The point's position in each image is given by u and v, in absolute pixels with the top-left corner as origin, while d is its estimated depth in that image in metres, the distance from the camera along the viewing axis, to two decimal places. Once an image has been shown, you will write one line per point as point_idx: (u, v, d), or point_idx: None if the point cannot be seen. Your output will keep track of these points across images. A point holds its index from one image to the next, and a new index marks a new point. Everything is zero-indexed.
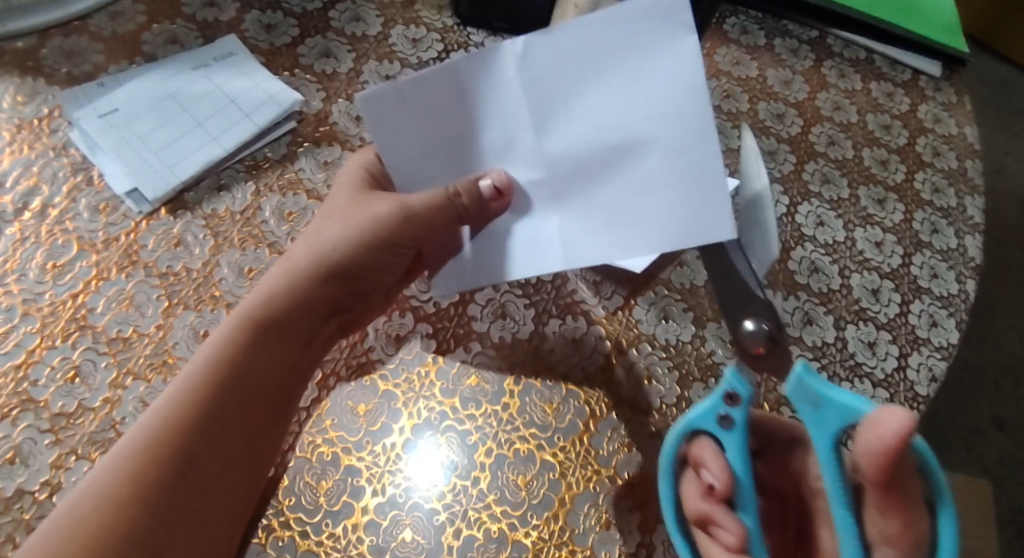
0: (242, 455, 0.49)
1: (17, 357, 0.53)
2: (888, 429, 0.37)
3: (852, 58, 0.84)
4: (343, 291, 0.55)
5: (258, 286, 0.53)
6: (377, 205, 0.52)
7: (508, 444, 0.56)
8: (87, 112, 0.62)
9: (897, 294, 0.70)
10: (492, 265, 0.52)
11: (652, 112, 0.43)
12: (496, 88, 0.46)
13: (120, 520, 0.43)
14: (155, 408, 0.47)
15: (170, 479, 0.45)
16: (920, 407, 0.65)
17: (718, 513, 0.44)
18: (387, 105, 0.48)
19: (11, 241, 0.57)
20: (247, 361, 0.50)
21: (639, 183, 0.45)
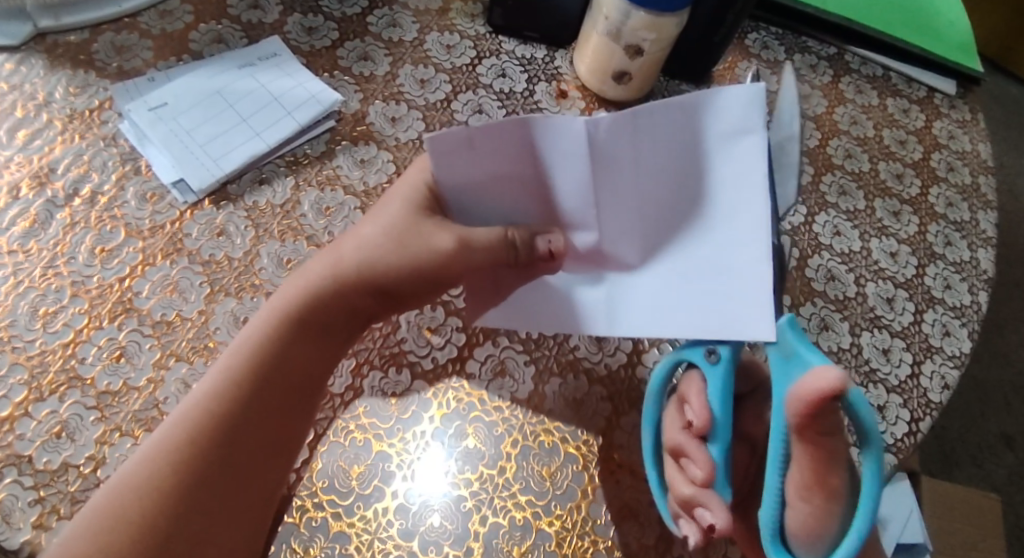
0: (277, 448, 0.49)
1: (66, 336, 0.55)
2: (814, 383, 0.40)
3: (869, 75, 0.86)
4: (385, 305, 0.54)
5: (301, 280, 0.52)
6: (432, 233, 0.50)
7: (533, 436, 0.57)
8: (138, 105, 0.65)
9: (911, 303, 0.72)
10: (529, 305, 0.56)
11: (713, 196, 0.51)
12: (573, 149, 0.49)
13: (160, 510, 0.44)
14: (195, 402, 0.47)
15: (210, 472, 0.46)
16: (932, 413, 0.66)
17: (690, 446, 0.48)
18: (455, 149, 0.48)
19: (62, 225, 0.60)
20: (283, 361, 0.50)
21: (685, 271, 0.52)
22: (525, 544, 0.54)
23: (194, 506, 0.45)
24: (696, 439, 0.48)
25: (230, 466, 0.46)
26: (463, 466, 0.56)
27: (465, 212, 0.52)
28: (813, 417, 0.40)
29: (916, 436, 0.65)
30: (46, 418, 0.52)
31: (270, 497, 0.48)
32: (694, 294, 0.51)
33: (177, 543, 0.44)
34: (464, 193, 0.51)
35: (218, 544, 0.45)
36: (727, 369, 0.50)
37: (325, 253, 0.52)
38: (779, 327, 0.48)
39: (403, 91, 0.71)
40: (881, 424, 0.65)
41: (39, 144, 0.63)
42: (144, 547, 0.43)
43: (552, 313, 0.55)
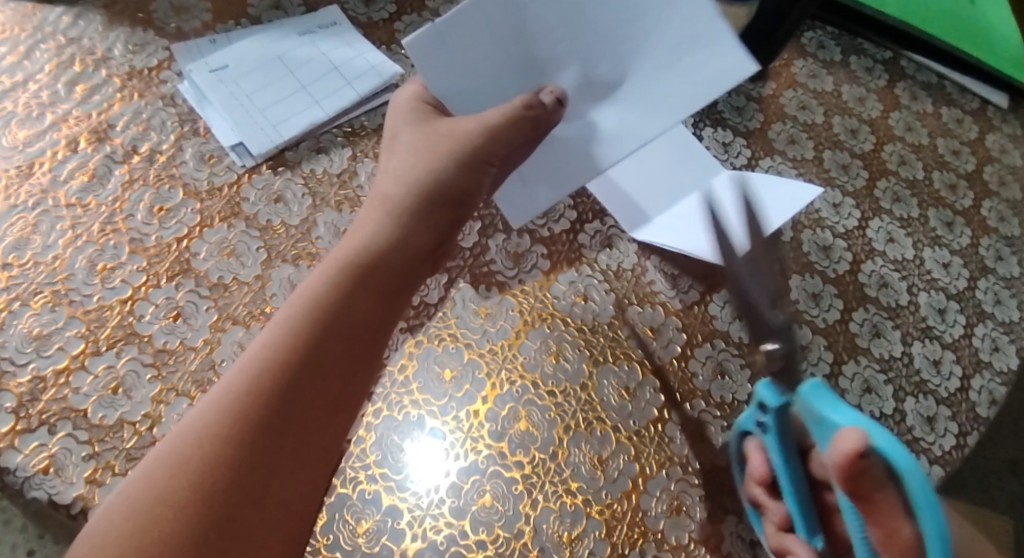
0: (338, 392, 0.46)
1: (124, 293, 0.55)
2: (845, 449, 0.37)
3: (924, 82, 0.84)
4: (445, 214, 0.54)
5: (359, 231, 0.52)
6: (454, 126, 0.53)
7: (585, 422, 0.57)
8: (199, 66, 0.64)
9: (962, 315, 0.71)
10: (535, 184, 0.58)
11: (659, 13, 0.54)
12: (518, 5, 0.53)
13: (221, 458, 0.42)
14: (254, 348, 0.46)
15: (271, 417, 0.43)
16: (980, 427, 0.66)
17: (765, 498, 0.50)
18: (433, 45, 0.52)
19: (121, 182, 0.59)
20: (342, 304, 0.48)
21: (666, 64, 0.55)
22: (575, 530, 0.53)
23: (253, 451, 0.43)
24: (769, 492, 0.51)
25: (290, 418, 0.44)
26: (516, 448, 0.55)
27: (456, 98, 0.55)
28: (854, 483, 0.37)
29: (964, 450, 0.64)
30: (103, 374, 0.52)
31: (331, 453, 0.46)
32: (667, 92, 0.55)
33: (236, 494, 0.41)
34: (453, 90, 0.54)
35: (277, 496, 0.43)
36: (778, 437, 0.48)
37: (369, 201, 0.55)
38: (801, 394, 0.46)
39: None
40: (928, 435, 0.65)
41: (98, 100, 0.63)
42: (205, 495, 0.41)
43: (572, 169, 0.57)
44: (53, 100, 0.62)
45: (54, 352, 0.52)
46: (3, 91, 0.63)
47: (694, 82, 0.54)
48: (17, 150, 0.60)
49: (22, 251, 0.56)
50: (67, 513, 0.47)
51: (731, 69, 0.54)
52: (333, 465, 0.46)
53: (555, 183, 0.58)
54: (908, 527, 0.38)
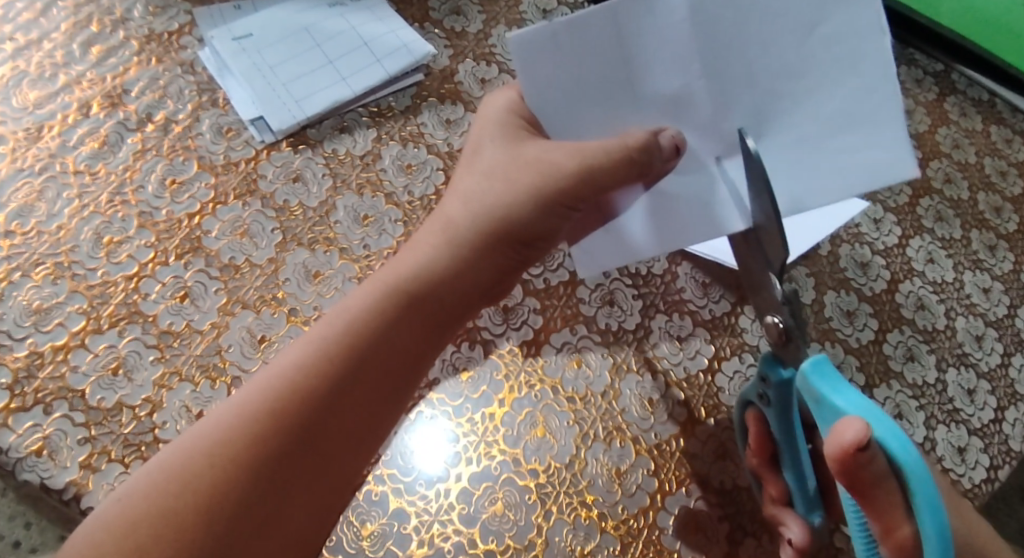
0: (363, 426, 0.43)
1: (130, 269, 0.52)
2: (840, 440, 0.33)
3: (975, 98, 0.80)
4: (511, 255, 0.48)
5: (412, 254, 0.47)
6: (545, 154, 0.44)
7: (605, 433, 0.54)
8: (222, 33, 0.62)
9: (1000, 344, 0.67)
10: (624, 240, 0.49)
11: (824, 76, 0.43)
12: (654, 25, 0.42)
13: (232, 482, 0.38)
14: (281, 369, 0.42)
15: (291, 449, 0.40)
16: (1012, 462, 0.62)
17: (764, 473, 0.49)
18: (540, 46, 0.42)
19: (133, 150, 0.57)
20: (382, 335, 0.44)
21: (811, 142, 0.44)
22: (588, 545, 0.50)
23: (268, 482, 0.39)
24: (767, 466, 0.49)
25: (310, 449, 0.41)
26: (531, 455, 0.53)
27: (552, 119, 0.44)
28: (852, 477, 0.33)
29: (994, 484, 0.61)
30: (104, 353, 0.49)
31: (344, 490, 0.42)
32: (806, 172, 0.44)
33: (243, 525, 0.38)
34: (548, 100, 0.44)
35: (286, 528, 0.40)
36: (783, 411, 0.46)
37: (432, 217, 0.49)
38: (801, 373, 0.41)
39: (495, 51, 0.65)
40: (958, 466, 0.61)
41: (114, 63, 0.60)
42: (210, 523, 0.37)
43: (666, 229, 0.47)
44: (67, 60, 0.59)
45: (54, 327, 0.49)
46: (15, 48, 0.59)
47: (850, 170, 0.43)
48: (27, 111, 0.57)
49: (26, 219, 0.53)
50: (58, 498, 0.45)
51: (890, 164, 0.42)
52: (344, 499, 0.43)
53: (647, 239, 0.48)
54: (908, 527, 0.34)
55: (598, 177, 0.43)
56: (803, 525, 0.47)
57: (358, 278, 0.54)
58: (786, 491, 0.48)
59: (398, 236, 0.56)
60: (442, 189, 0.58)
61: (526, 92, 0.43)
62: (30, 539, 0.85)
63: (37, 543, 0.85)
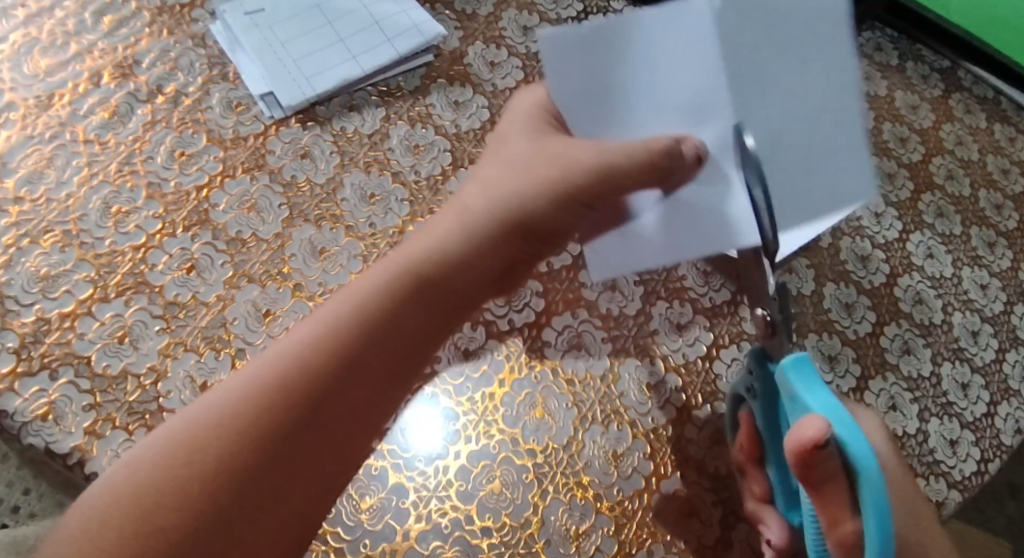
0: (370, 409, 0.43)
1: (138, 239, 0.53)
2: (803, 436, 0.35)
3: (980, 95, 0.80)
4: (524, 250, 0.47)
5: (427, 235, 0.46)
6: (569, 149, 0.43)
7: (603, 416, 0.55)
8: (234, 7, 0.62)
9: (995, 340, 0.68)
10: (635, 243, 0.46)
11: (844, 82, 0.41)
12: (694, 33, 0.41)
13: (237, 456, 0.39)
14: (290, 346, 0.42)
15: (296, 427, 0.40)
16: (1002, 456, 0.63)
17: (748, 469, 0.49)
18: (569, 47, 0.42)
19: (142, 121, 0.57)
20: (391, 321, 0.43)
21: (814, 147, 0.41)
22: (583, 525, 0.51)
23: (272, 458, 0.40)
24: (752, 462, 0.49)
25: (315, 428, 0.41)
26: (529, 435, 0.53)
27: (578, 120, 0.44)
28: (807, 469, 0.36)
29: (984, 477, 0.62)
30: (110, 322, 0.50)
31: (346, 469, 0.42)
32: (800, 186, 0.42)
33: (245, 500, 0.38)
34: (575, 102, 0.43)
35: (288, 504, 0.40)
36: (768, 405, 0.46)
37: (450, 204, 0.48)
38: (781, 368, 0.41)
39: (504, 35, 0.66)
40: (949, 459, 0.62)
41: (125, 34, 0.60)
42: (213, 496, 0.38)
43: (677, 239, 0.44)
44: (79, 29, 0.59)
45: (61, 295, 0.50)
46: (27, 15, 0.59)
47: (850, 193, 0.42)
48: (38, 79, 0.57)
49: (35, 186, 0.53)
50: (62, 463, 0.45)
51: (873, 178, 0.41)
52: (346, 478, 0.43)
53: (659, 247, 0.44)
54: (852, 523, 0.36)
55: (618, 179, 0.42)
56: (783, 524, 0.47)
57: (363, 256, 0.55)
58: (768, 488, 0.48)
59: (404, 215, 0.57)
60: (449, 171, 0.59)
61: (552, 92, 0.43)
62: (28, 505, 0.86)
63: (35, 509, 0.85)
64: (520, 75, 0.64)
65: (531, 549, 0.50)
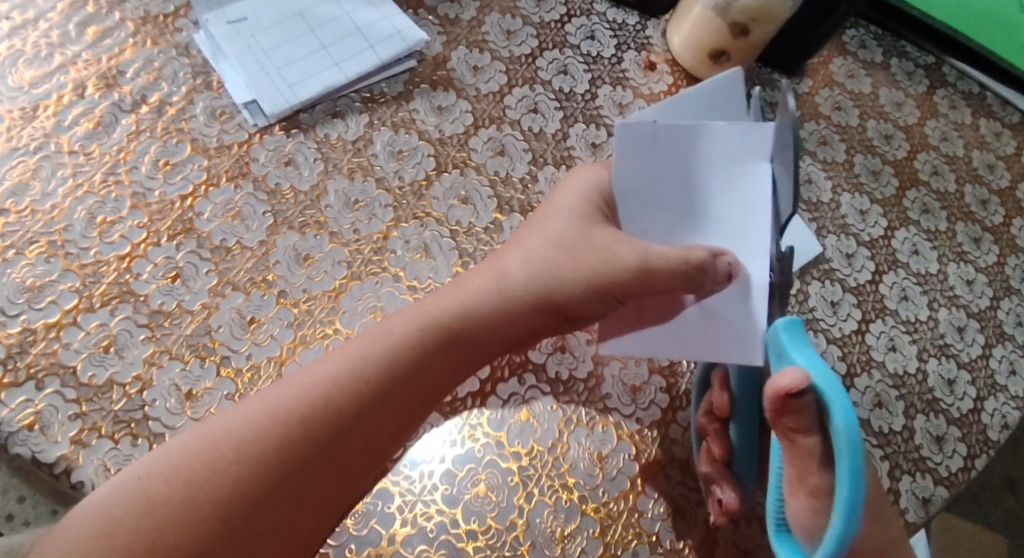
0: (386, 447, 0.45)
1: (123, 249, 0.53)
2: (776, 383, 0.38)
3: (965, 91, 0.80)
4: (551, 325, 0.49)
5: (461, 284, 0.48)
6: (613, 244, 0.46)
7: (588, 418, 0.55)
8: (216, 16, 0.62)
9: (981, 335, 0.68)
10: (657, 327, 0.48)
11: None
12: (749, 154, 0.49)
13: (253, 481, 0.40)
14: (317, 380, 0.44)
15: (314, 458, 0.42)
16: (988, 451, 0.64)
17: (710, 427, 0.51)
18: (642, 141, 0.48)
19: (127, 131, 0.57)
20: (415, 365, 0.45)
21: None
22: (568, 526, 0.52)
23: (286, 486, 0.41)
24: (717, 422, 0.51)
25: (331, 462, 0.42)
26: (514, 438, 0.54)
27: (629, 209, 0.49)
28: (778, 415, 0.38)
29: (970, 473, 0.62)
30: (95, 331, 0.50)
31: (354, 500, 0.44)
32: None
33: (250, 527, 0.40)
34: (631, 190, 0.49)
35: (290, 535, 0.41)
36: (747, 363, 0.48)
37: (490, 260, 0.50)
38: (773, 328, 0.42)
39: (488, 40, 0.66)
40: (936, 455, 0.62)
41: (109, 44, 0.60)
42: (226, 518, 0.39)
43: (706, 346, 0.47)
44: (63, 40, 0.60)
45: (46, 305, 0.50)
46: (11, 27, 0.60)
47: None
48: (22, 91, 0.58)
49: (20, 198, 0.54)
50: (49, 472, 0.46)
51: None
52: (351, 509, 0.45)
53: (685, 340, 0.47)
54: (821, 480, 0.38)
55: (657, 281, 0.45)
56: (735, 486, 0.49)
57: (347, 262, 0.55)
58: (727, 450, 0.49)
59: (388, 221, 0.57)
60: (432, 176, 0.59)
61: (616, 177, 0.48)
62: (22, 514, 0.86)
63: (30, 517, 0.86)
64: (503, 79, 0.64)
65: (516, 552, 0.51)
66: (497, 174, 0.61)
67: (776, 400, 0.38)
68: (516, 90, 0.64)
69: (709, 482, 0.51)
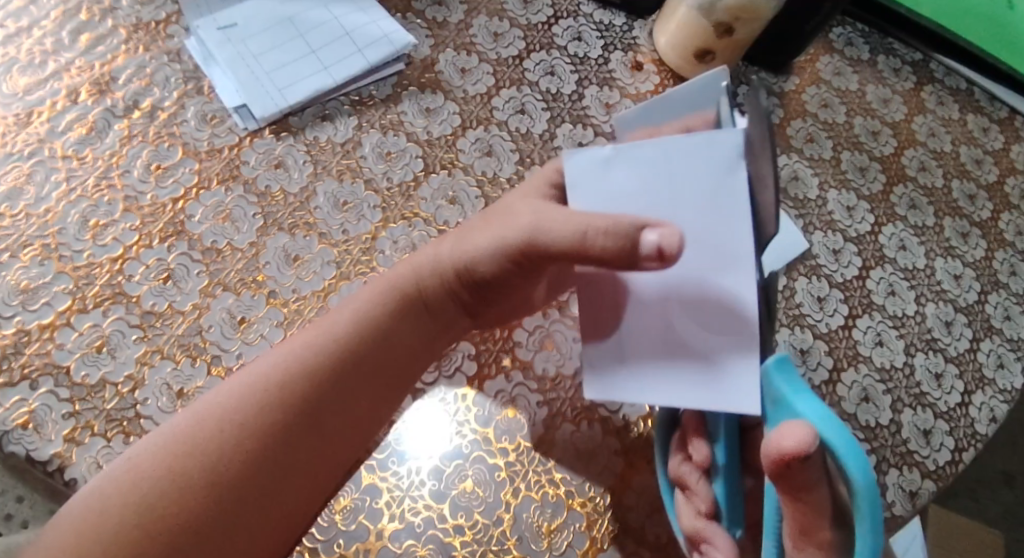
0: (361, 415, 0.47)
1: (115, 251, 0.54)
2: (779, 445, 0.34)
3: (952, 87, 0.81)
4: (480, 293, 0.48)
5: (416, 259, 0.51)
6: (511, 217, 0.44)
7: (574, 414, 0.56)
8: (207, 23, 0.63)
9: (969, 329, 0.69)
10: (636, 372, 0.40)
11: None
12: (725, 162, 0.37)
13: (238, 449, 0.43)
14: (291, 353, 0.47)
15: (292, 426, 0.44)
16: (976, 445, 0.64)
17: (691, 477, 0.43)
18: (597, 172, 0.40)
19: (119, 136, 0.58)
20: (382, 334, 0.48)
21: None
22: (555, 521, 0.52)
23: (268, 453, 0.44)
24: (698, 472, 0.43)
25: (309, 428, 0.45)
26: (501, 434, 0.54)
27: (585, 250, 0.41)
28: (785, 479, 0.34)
29: (958, 466, 0.63)
30: (88, 332, 0.51)
31: (339, 467, 0.47)
32: None
33: (243, 492, 0.42)
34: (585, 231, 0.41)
35: (279, 500, 0.44)
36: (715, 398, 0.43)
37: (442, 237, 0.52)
38: (761, 369, 0.38)
39: (475, 42, 0.67)
40: (923, 448, 0.63)
41: (102, 51, 0.61)
42: (210, 486, 0.42)
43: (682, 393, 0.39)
44: (57, 48, 0.61)
45: (40, 306, 0.51)
46: (6, 35, 0.61)
47: None
48: (17, 97, 0.59)
49: (15, 202, 0.55)
50: (43, 470, 0.47)
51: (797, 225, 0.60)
52: (338, 477, 0.47)
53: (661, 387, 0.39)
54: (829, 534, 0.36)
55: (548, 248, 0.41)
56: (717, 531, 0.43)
57: (336, 262, 0.56)
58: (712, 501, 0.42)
59: (376, 222, 0.58)
60: (420, 177, 0.60)
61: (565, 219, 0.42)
62: (21, 514, 0.88)
63: (29, 517, 0.87)
64: (490, 81, 0.65)
65: (503, 546, 0.51)
66: (484, 175, 0.61)
67: (780, 464, 0.34)
68: (504, 91, 0.65)
69: (695, 541, 0.42)
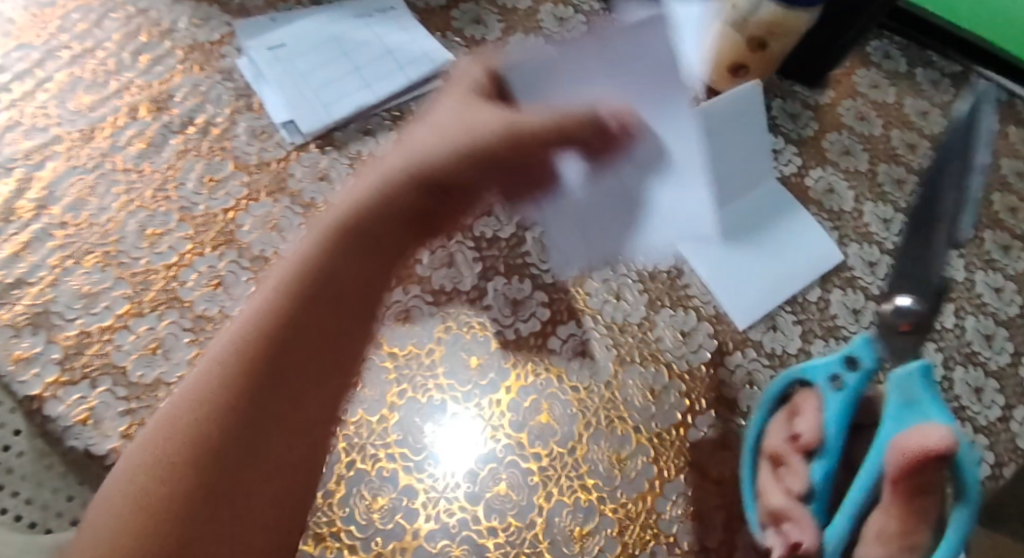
0: (332, 354, 0.41)
1: (170, 258, 0.57)
2: (920, 445, 0.42)
3: (993, 99, 0.80)
4: (435, 200, 0.44)
5: (368, 177, 0.44)
6: (472, 117, 0.43)
7: (606, 421, 0.57)
8: (258, 43, 0.67)
9: (1010, 343, 0.68)
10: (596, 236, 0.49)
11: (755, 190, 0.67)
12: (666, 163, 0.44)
13: (211, 418, 0.37)
14: (248, 310, 0.41)
15: (263, 377, 0.39)
16: (1019, 461, 0.63)
17: (792, 457, 0.50)
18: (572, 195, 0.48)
19: (175, 150, 0.62)
20: (332, 264, 0.41)
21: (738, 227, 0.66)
22: (586, 526, 0.53)
23: (247, 414, 0.38)
24: (800, 453, 0.50)
25: (281, 374, 0.39)
26: (534, 439, 0.56)
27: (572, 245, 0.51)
28: (913, 474, 0.43)
29: (997, 481, 0.62)
30: (144, 334, 0.54)
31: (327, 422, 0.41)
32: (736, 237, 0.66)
33: (226, 463, 0.37)
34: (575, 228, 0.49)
35: (271, 464, 0.38)
36: (851, 396, 0.51)
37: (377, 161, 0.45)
38: (908, 370, 0.49)
39: None
40: None
41: (161, 70, 0.65)
42: (197, 463, 0.37)
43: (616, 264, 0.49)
44: (119, 68, 0.65)
45: (100, 310, 0.54)
46: (73, 56, 0.65)
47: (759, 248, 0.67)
48: (82, 114, 0.63)
49: (78, 212, 0.58)
50: (102, 463, 0.50)
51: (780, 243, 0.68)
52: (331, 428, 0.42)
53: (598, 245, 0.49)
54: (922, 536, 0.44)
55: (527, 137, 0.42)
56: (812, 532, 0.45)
57: None
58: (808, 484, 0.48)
59: None
60: None
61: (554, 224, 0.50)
62: None
63: None
64: None
65: (535, 549, 0.52)
66: None
67: (917, 458, 0.42)
68: None
69: (778, 517, 0.48)
